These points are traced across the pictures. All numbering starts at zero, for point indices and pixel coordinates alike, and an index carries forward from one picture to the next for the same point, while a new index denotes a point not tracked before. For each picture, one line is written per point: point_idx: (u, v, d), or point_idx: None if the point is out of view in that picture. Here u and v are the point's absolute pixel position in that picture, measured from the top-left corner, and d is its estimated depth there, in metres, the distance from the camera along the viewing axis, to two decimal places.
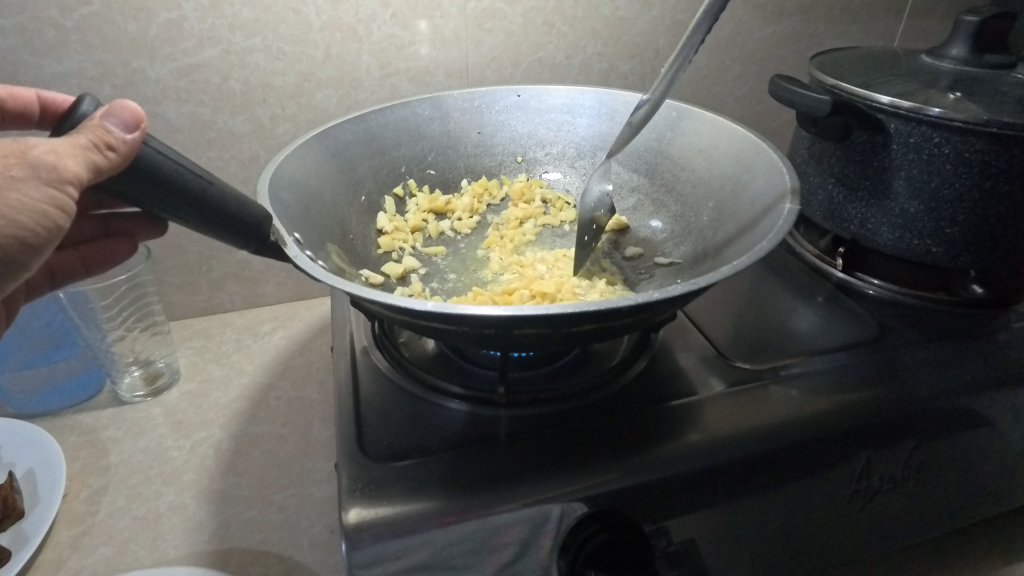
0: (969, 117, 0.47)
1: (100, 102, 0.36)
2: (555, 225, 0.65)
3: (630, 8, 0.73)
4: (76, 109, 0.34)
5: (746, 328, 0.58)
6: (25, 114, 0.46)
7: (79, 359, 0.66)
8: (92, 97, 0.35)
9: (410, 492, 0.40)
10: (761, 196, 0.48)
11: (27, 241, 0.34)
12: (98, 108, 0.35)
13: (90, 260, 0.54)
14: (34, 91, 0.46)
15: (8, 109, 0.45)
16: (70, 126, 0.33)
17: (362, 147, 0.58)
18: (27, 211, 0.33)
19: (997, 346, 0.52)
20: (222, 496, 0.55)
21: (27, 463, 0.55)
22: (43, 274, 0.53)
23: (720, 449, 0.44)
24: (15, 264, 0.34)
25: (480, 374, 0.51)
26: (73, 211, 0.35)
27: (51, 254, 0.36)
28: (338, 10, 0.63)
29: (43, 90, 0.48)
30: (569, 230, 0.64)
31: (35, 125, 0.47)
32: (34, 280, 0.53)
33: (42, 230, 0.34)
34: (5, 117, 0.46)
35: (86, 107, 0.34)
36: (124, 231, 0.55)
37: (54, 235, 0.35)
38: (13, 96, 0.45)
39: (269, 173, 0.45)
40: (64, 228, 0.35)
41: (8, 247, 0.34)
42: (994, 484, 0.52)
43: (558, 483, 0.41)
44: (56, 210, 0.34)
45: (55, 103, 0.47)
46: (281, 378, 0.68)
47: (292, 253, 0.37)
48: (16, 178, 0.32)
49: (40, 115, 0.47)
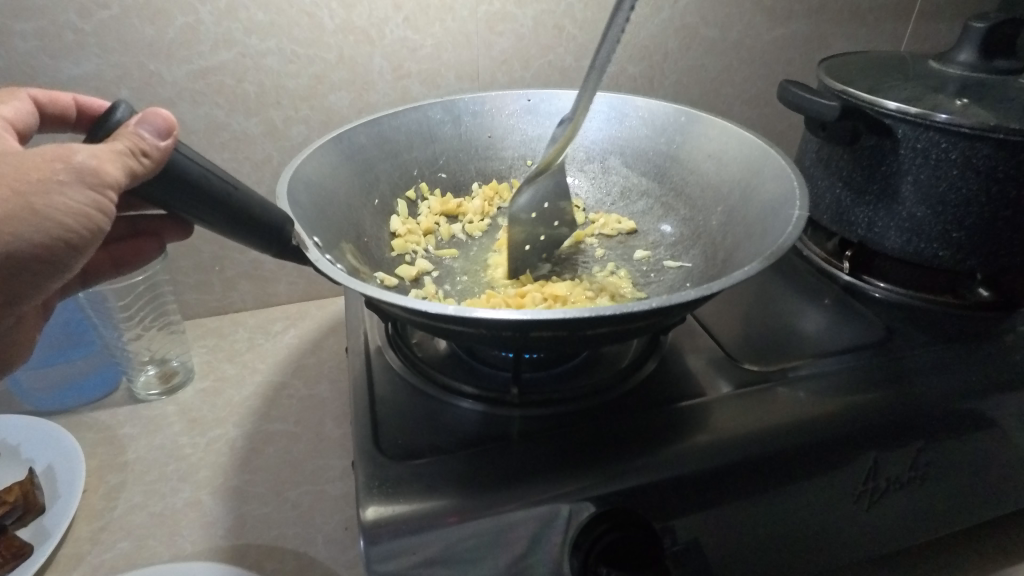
0: (977, 123, 0.47)
1: (133, 107, 0.37)
2: None
3: (639, 11, 0.73)
4: (111, 116, 0.35)
5: (754, 330, 0.58)
6: (63, 117, 0.47)
7: (95, 358, 0.67)
8: (127, 104, 0.36)
9: (426, 490, 0.41)
10: (770, 201, 0.49)
11: (70, 243, 0.35)
12: (132, 113, 0.36)
13: (119, 259, 0.55)
14: (70, 96, 0.47)
15: (47, 113, 0.46)
16: (105, 132, 0.35)
17: (376, 149, 0.59)
18: (71, 214, 0.34)
19: (1003, 349, 0.53)
20: (237, 493, 0.56)
21: (47, 460, 0.56)
22: (76, 275, 0.54)
23: (728, 449, 0.45)
24: (57, 265, 0.36)
25: (491, 374, 0.52)
26: (112, 213, 0.36)
27: (92, 254, 0.37)
28: (351, 13, 0.64)
29: (79, 94, 0.49)
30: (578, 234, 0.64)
31: (71, 128, 0.48)
32: (67, 281, 0.54)
33: (84, 232, 0.35)
34: (45, 120, 0.46)
35: (121, 112, 0.35)
36: (149, 231, 0.56)
37: (94, 236, 0.36)
38: (53, 101, 0.46)
39: (286, 177, 0.46)
40: (104, 230, 0.36)
41: (53, 248, 0.35)
42: (999, 485, 0.53)
43: (569, 482, 0.42)
44: (97, 212, 0.35)
45: (91, 107, 0.48)
46: (293, 377, 0.69)
47: (312, 257, 0.38)
48: (62, 183, 0.33)
49: (77, 120, 0.48)
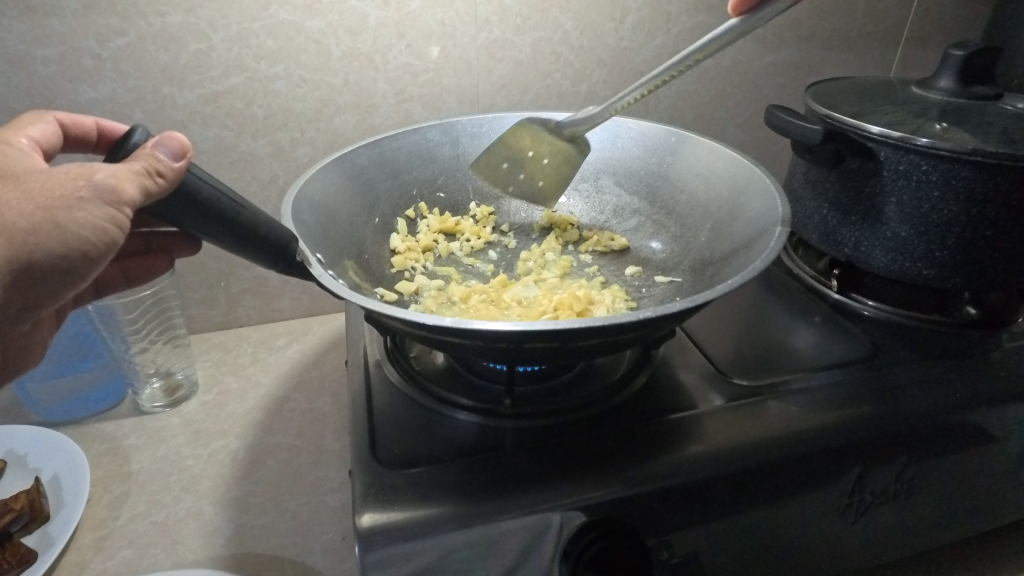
0: (955, 146, 0.49)
1: (148, 132, 0.39)
2: (559, 246, 0.67)
3: (634, 38, 0.76)
4: (129, 139, 0.37)
5: (745, 347, 0.60)
6: (85, 139, 0.49)
7: (103, 370, 0.69)
8: (142, 128, 0.39)
9: (421, 498, 0.42)
10: (755, 218, 0.50)
11: (86, 254, 0.37)
12: (147, 137, 0.39)
13: (131, 273, 0.58)
14: (92, 119, 0.50)
15: (70, 135, 0.49)
16: (124, 153, 0.37)
17: (377, 170, 0.61)
18: (90, 228, 0.36)
19: (988, 366, 0.54)
20: (237, 503, 0.57)
21: (53, 469, 0.58)
22: (88, 286, 0.57)
23: (717, 460, 0.46)
24: (73, 274, 0.38)
25: (487, 387, 0.53)
26: (126, 227, 0.38)
27: (104, 266, 0.39)
28: (357, 40, 0.67)
29: (100, 118, 0.51)
30: (573, 250, 0.66)
31: (92, 149, 0.51)
32: (80, 293, 0.57)
33: (100, 245, 0.37)
34: (68, 141, 0.49)
35: (137, 136, 0.38)
36: (162, 248, 0.58)
37: (109, 249, 0.38)
38: (76, 123, 0.49)
39: (292, 198, 0.48)
40: (118, 243, 0.38)
41: (70, 258, 0.37)
42: (986, 500, 0.54)
43: (561, 492, 0.43)
44: (113, 227, 0.37)
45: (111, 130, 0.51)
46: (295, 391, 0.71)
47: (317, 273, 0.40)
48: (83, 199, 0.35)
49: (97, 141, 0.50)
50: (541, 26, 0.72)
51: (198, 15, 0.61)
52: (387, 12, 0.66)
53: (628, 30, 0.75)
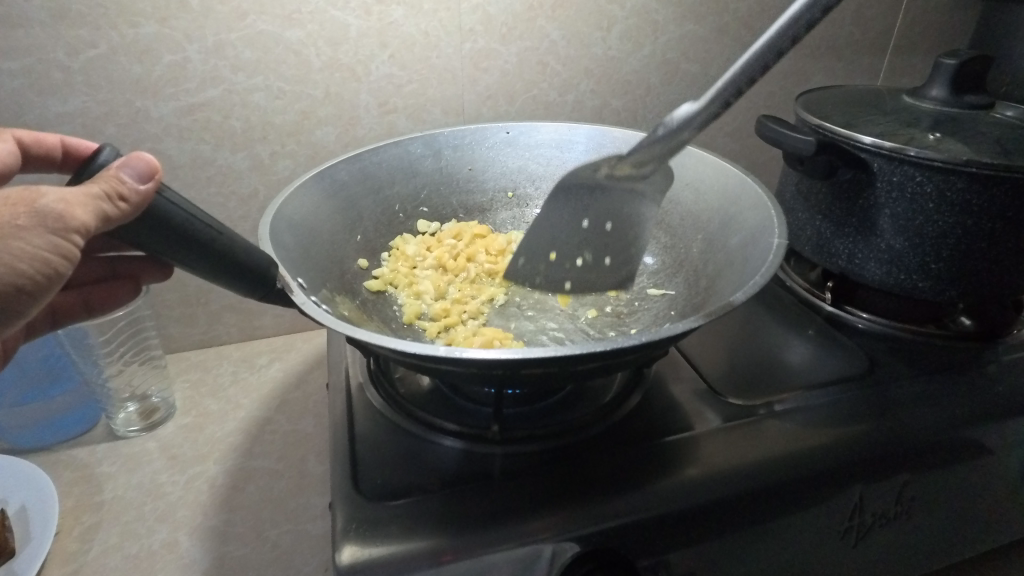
0: (949, 157, 0.48)
1: (120, 150, 0.37)
2: None
3: (621, 48, 0.75)
4: (97, 159, 0.35)
5: (739, 362, 0.58)
6: (48, 157, 0.47)
7: (74, 394, 0.65)
8: (112, 147, 0.36)
9: (406, 531, 0.40)
10: (750, 232, 0.49)
11: (28, 286, 0.35)
12: (117, 157, 0.36)
13: (92, 302, 0.55)
14: (57, 136, 0.47)
15: (32, 153, 0.46)
16: (89, 176, 0.35)
17: (358, 186, 0.59)
18: (29, 259, 0.34)
19: (985, 380, 0.53)
20: (215, 533, 0.55)
21: (20, 500, 0.55)
22: (44, 314, 0.53)
23: (713, 485, 0.44)
24: (13, 309, 0.35)
25: (474, 410, 0.51)
26: (76, 259, 0.35)
27: (50, 299, 0.37)
28: (338, 51, 0.65)
29: (68, 135, 0.48)
30: None
31: (57, 167, 0.48)
32: (35, 321, 0.53)
33: (43, 277, 0.35)
34: (31, 160, 0.47)
35: (106, 156, 0.36)
36: (129, 274, 0.56)
37: (56, 280, 0.36)
38: (37, 141, 0.46)
39: (269, 218, 0.46)
40: (65, 274, 0.36)
41: (5, 294, 0.34)
42: (985, 518, 0.53)
43: (552, 522, 0.41)
44: (59, 257, 0.35)
45: (78, 149, 0.48)
46: (277, 412, 0.68)
47: (298, 299, 0.38)
48: (21, 227, 0.33)
49: (63, 159, 0.48)
50: (527, 36, 0.71)
51: (172, 25, 0.59)
52: (369, 22, 0.64)
53: (615, 39, 0.74)
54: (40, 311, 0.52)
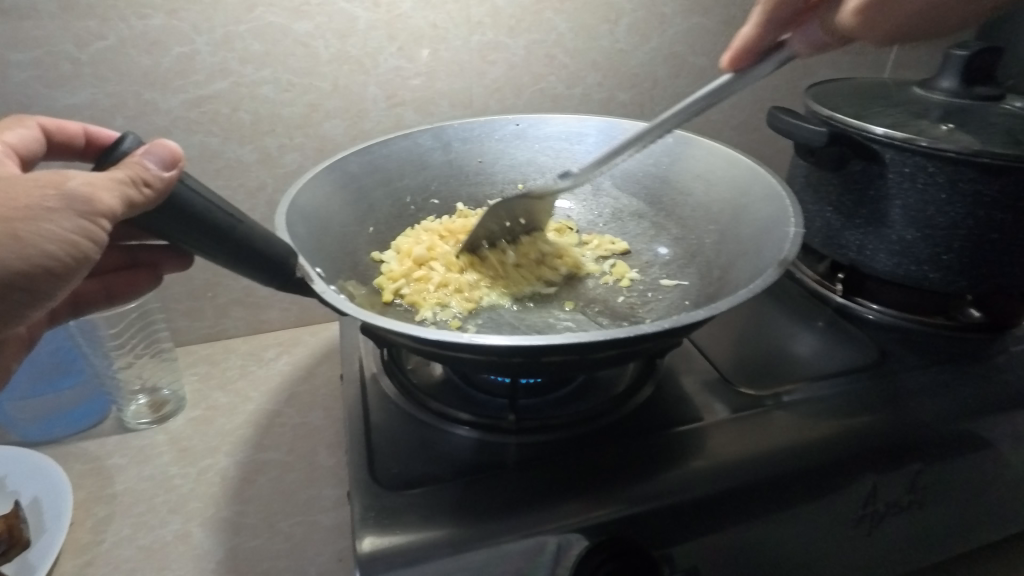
0: (961, 147, 0.48)
1: (141, 138, 0.37)
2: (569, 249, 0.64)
3: (629, 40, 0.75)
4: (118, 145, 0.35)
5: (750, 353, 0.58)
6: (69, 144, 0.47)
7: (85, 387, 0.65)
8: (133, 135, 0.36)
9: (423, 520, 0.40)
10: (763, 223, 0.49)
11: (53, 270, 0.34)
12: (139, 145, 0.36)
13: (113, 290, 0.55)
14: (79, 124, 0.47)
15: (54, 141, 0.46)
16: (112, 161, 0.35)
17: (369, 178, 0.59)
18: (58, 242, 0.33)
19: (995, 370, 0.53)
20: (228, 525, 0.55)
21: (32, 492, 0.55)
22: (67, 301, 0.54)
23: (727, 474, 0.44)
24: (38, 292, 0.35)
25: (487, 401, 0.51)
26: (102, 242, 0.35)
27: (75, 282, 0.37)
28: (346, 43, 0.65)
29: (89, 123, 0.48)
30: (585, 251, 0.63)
31: (79, 156, 0.48)
32: (58, 309, 0.54)
33: (71, 260, 0.34)
34: (51, 148, 0.46)
35: (128, 143, 0.36)
36: (148, 262, 0.55)
37: (82, 264, 0.35)
38: (59, 128, 0.46)
39: (284, 208, 0.46)
40: (92, 258, 0.36)
41: (33, 276, 0.34)
42: (994, 508, 0.53)
43: (569, 511, 0.42)
44: (86, 241, 0.34)
45: (99, 137, 0.48)
46: (286, 405, 0.68)
47: (317, 289, 0.38)
48: (50, 210, 0.33)
49: (84, 148, 0.48)
50: (535, 28, 0.70)
51: (181, 17, 0.59)
52: (377, 14, 0.64)
53: (623, 31, 0.74)
54: (64, 298, 0.54)
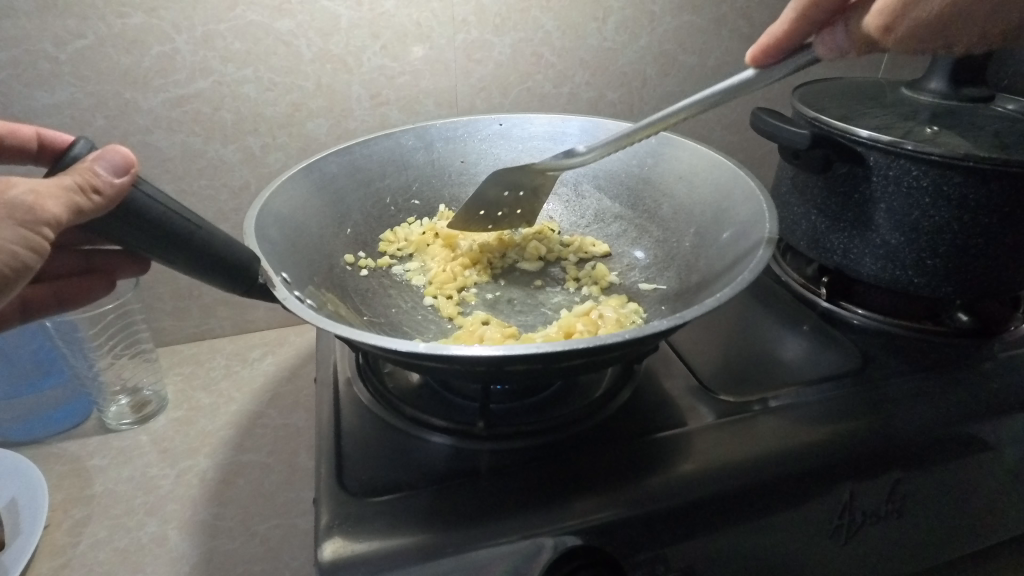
0: (945, 151, 0.47)
1: (95, 143, 0.36)
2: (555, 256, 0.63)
3: (617, 39, 0.74)
4: (70, 151, 0.35)
5: (733, 358, 0.58)
6: (22, 149, 0.46)
7: (67, 387, 0.66)
8: (86, 140, 0.36)
9: (391, 528, 0.40)
10: (741, 226, 0.48)
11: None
12: (91, 150, 0.36)
13: (65, 295, 0.53)
14: (33, 128, 0.46)
15: (7, 144, 0.45)
16: (62, 167, 0.34)
17: (348, 179, 0.58)
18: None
19: (980, 377, 0.53)
20: (205, 528, 0.55)
21: (10, 493, 0.55)
22: (14, 305, 0.51)
23: (703, 482, 0.44)
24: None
25: (463, 406, 0.51)
26: (47, 253, 0.35)
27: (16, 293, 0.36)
28: (329, 42, 0.64)
29: (45, 128, 0.48)
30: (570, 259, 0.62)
31: (32, 160, 0.47)
32: (4, 312, 0.51)
33: (10, 270, 0.34)
34: (3, 151, 0.46)
35: (79, 148, 0.35)
36: (104, 268, 0.55)
37: (24, 274, 0.35)
38: (12, 132, 0.45)
39: (255, 211, 0.45)
40: (35, 268, 0.35)
41: None
42: (978, 515, 0.52)
43: (540, 519, 0.41)
44: (28, 252, 0.34)
45: (53, 141, 0.47)
46: (268, 406, 0.68)
47: (281, 295, 0.38)
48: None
49: (38, 152, 0.47)
50: (521, 26, 0.70)
51: (161, 16, 0.59)
52: (360, 12, 0.64)
53: (611, 30, 0.73)
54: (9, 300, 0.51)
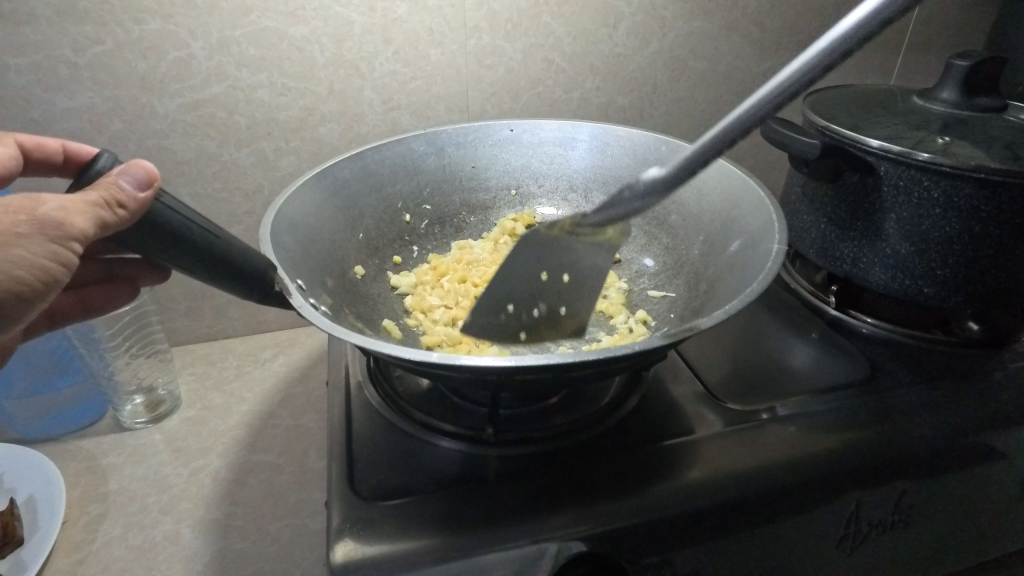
0: (958, 162, 0.47)
1: (117, 155, 0.37)
2: None
3: (628, 44, 0.74)
4: (94, 164, 0.36)
5: (740, 365, 0.58)
6: (49, 162, 0.47)
7: (81, 386, 0.66)
8: (110, 153, 0.37)
9: (401, 532, 0.41)
10: (751, 236, 0.48)
11: (25, 293, 0.35)
12: (114, 162, 0.37)
13: (90, 302, 0.55)
14: (58, 141, 0.47)
15: (33, 157, 0.46)
16: (86, 181, 0.35)
17: (360, 184, 0.59)
18: (29, 267, 0.34)
19: (989, 387, 0.53)
20: (217, 526, 0.56)
21: (28, 489, 0.56)
22: (41, 317, 0.52)
23: (710, 489, 0.44)
24: (8, 314, 0.35)
25: (473, 411, 0.51)
26: (74, 264, 0.36)
27: (49, 301, 0.37)
28: (342, 48, 0.65)
29: (68, 139, 0.48)
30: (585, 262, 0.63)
31: (58, 171, 0.48)
32: (33, 322, 0.52)
33: (40, 283, 0.35)
34: (30, 164, 0.47)
35: (103, 161, 0.36)
36: (127, 276, 0.57)
37: (52, 285, 0.36)
38: (39, 146, 0.46)
39: (270, 218, 0.46)
40: (64, 279, 0.36)
41: (6, 300, 0.35)
42: (987, 525, 0.52)
43: (548, 525, 0.42)
44: (57, 264, 0.35)
45: (79, 152, 0.48)
46: (280, 407, 0.69)
47: (296, 302, 0.38)
48: (22, 235, 0.33)
49: (64, 163, 0.48)
50: (533, 32, 0.70)
51: (177, 22, 0.59)
52: (373, 18, 0.64)
53: (622, 35, 0.73)
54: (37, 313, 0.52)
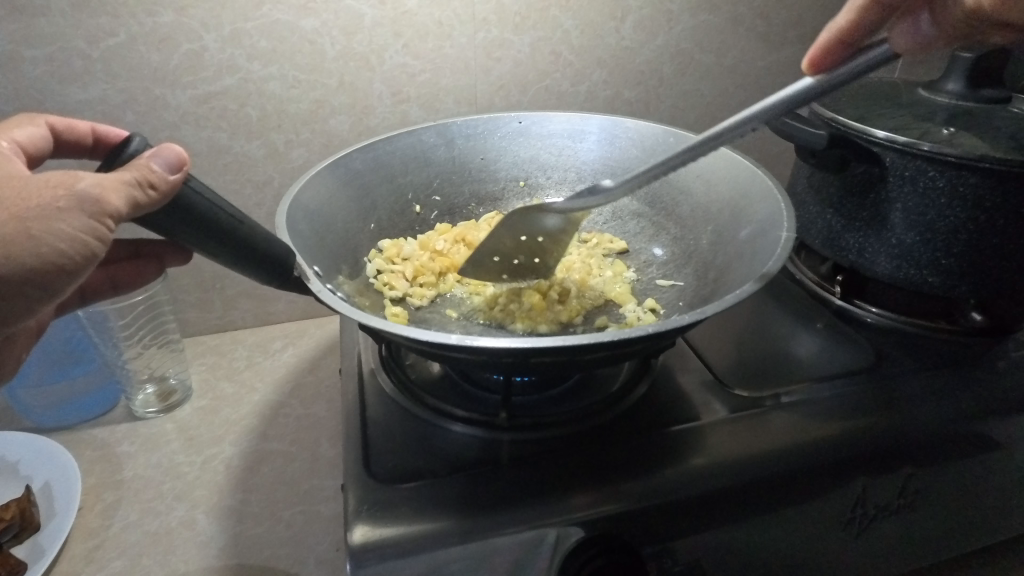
0: (963, 153, 0.48)
1: (148, 140, 0.38)
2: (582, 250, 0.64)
3: (635, 37, 0.75)
4: (126, 147, 0.36)
5: (746, 354, 0.59)
6: (81, 142, 0.48)
7: (96, 375, 0.68)
8: (140, 136, 0.37)
9: (417, 513, 0.41)
10: (758, 224, 0.49)
11: (62, 269, 0.35)
12: (146, 146, 0.37)
13: (118, 279, 0.55)
14: (88, 124, 0.48)
15: (65, 138, 0.46)
16: (119, 163, 0.36)
17: (372, 175, 0.60)
18: (69, 241, 0.34)
19: (992, 375, 0.54)
20: (231, 513, 0.56)
21: (44, 476, 0.57)
22: (74, 294, 0.54)
23: (719, 472, 0.45)
24: (48, 289, 0.35)
25: (484, 397, 0.52)
26: (109, 241, 0.36)
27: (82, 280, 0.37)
28: (352, 40, 0.66)
29: (98, 122, 0.49)
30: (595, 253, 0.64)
31: (88, 154, 0.49)
32: (66, 300, 0.54)
33: (79, 258, 0.35)
34: (63, 146, 0.47)
35: (135, 145, 0.37)
36: (152, 254, 0.56)
37: (89, 261, 0.36)
38: (70, 127, 0.47)
39: (286, 206, 0.47)
40: (99, 255, 0.36)
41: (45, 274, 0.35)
42: (990, 511, 0.53)
43: (560, 507, 0.42)
44: (94, 239, 0.35)
45: (109, 135, 0.49)
46: (290, 397, 0.70)
47: (315, 287, 0.40)
48: (61, 210, 0.34)
49: (94, 146, 0.49)
50: (541, 25, 0.71)
51: (190, 15, 0.60)
52: (383, 11, 0.65)
53: (629, 29, 0.74)
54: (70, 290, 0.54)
